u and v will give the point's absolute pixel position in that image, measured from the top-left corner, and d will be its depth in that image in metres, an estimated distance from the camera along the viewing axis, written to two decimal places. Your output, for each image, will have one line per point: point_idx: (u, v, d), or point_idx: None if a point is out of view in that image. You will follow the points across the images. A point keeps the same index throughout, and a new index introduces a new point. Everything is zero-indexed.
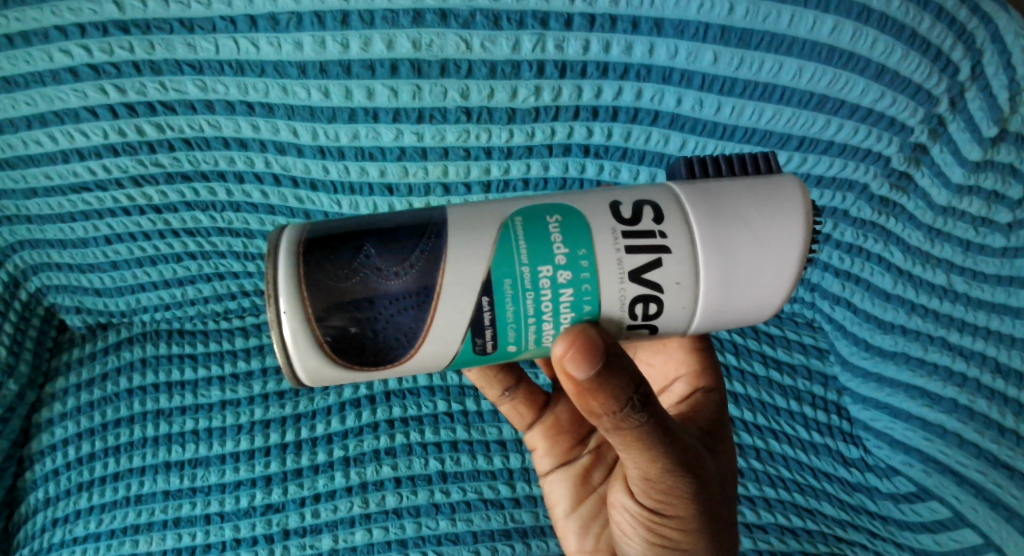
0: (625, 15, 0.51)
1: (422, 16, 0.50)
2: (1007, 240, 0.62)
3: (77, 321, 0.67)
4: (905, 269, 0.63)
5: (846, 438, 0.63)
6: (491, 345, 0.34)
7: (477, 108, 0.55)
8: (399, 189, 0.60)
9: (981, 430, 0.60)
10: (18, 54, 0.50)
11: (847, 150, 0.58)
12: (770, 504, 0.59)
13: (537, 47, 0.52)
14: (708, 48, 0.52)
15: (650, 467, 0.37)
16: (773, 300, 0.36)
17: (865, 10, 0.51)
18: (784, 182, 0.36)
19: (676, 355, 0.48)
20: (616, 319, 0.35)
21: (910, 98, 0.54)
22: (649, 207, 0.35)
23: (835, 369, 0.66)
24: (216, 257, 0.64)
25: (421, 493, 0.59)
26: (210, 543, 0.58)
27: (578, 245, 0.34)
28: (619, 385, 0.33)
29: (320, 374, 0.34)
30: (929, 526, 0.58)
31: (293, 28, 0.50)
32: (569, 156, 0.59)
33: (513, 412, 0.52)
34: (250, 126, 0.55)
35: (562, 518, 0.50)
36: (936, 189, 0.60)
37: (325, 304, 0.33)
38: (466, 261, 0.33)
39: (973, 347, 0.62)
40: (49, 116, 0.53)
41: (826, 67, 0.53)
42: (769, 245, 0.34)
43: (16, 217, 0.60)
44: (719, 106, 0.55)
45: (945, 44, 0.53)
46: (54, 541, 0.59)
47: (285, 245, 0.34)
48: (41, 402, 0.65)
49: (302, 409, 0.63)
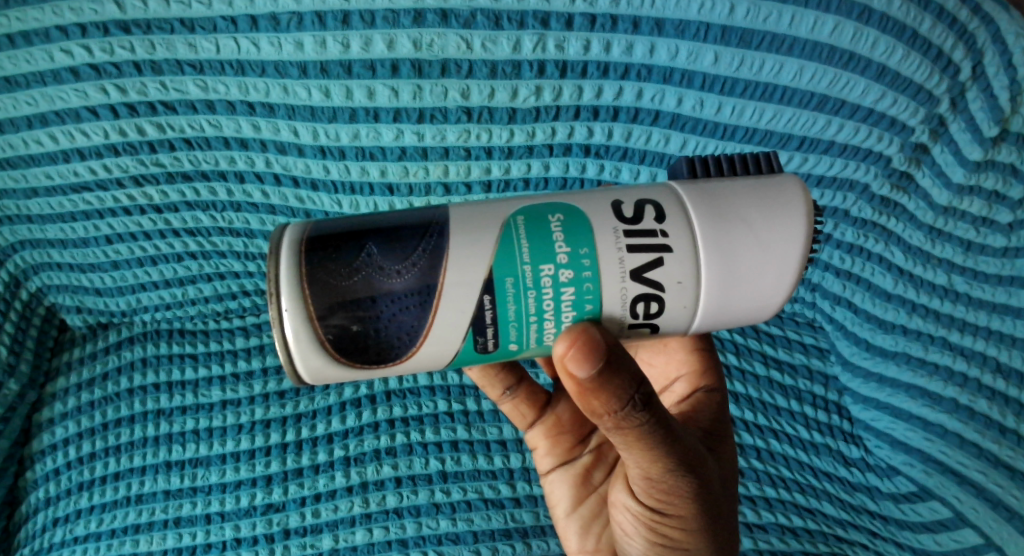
0: (625, 15, 0.51)
1: (423, 16, 0.50)
2: (1007, 241, 0.62)
3: (77, 321, 0.67)
4: (905, 270, 0.63)
5: (846, 438, 0.63)
6: (492, 344, 0.34)
7: (478, 108, 0.55)
8: (400, 189, 0.60)
9: (981, 431, 0.60)
10: (19, 54, 0.50)
11: (848, 150, 0.58)
12: (771, 504, 0.59)
13: (538, 47, 0.52)
14: (708, 48, 0.52)
15: (651, 467, 0.37)
16: (773, 300, 0.36)
17: (866, 10, 0.51)
18: (785, 182, 0.36)
19: (677, 355, 0.48)
20: (617, 319, 0.35)
21: (911, 98, 0.54)
22: (651, 206, 0.35)
23: (835, 369, 0.66)
24: (217, 257, 0.64)
25: (422, 493, 0.59)
26: (211, 543, 0.58)
27: (580, 244, 0.34)
28: (621, 385, 0.33)
29: (322, 373, 0.34)
30: (929, 526, 0.58)
31: (294, 27, 0.50)
32: (570, 156, 0.59)
33: (514, 411, 0.52)
34: (251, 126, 0.55)
35: (563, 518, 0.50)
36: (937, 189, 0.60)
37: (327, 303, 0.33)
38: (468, 260, 0.33)
39: (974, 347, 0.62)
40: (50, 116, 0.53)
41: (826, 67, 0.53)
42: (771, 245, 0.35)
43: (17, 217, 0.60)
44: (720, 106, 0.55)
45: (946, 44, 0.53)
46: (54, 541, 0.59)
47: (287, 243, 0.34)
48: (42, 401, 0.65)
49: (302, 409, 0.63)
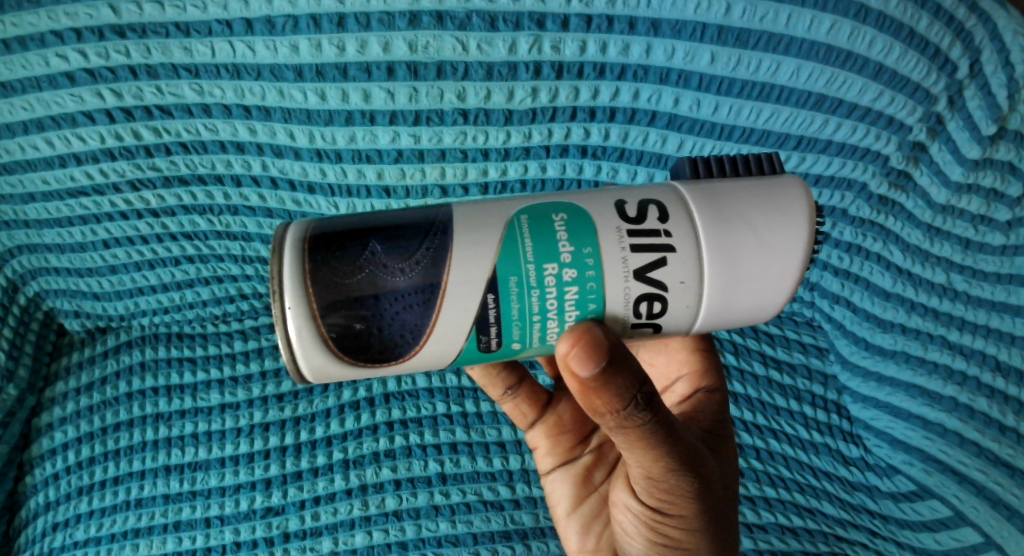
0: (621, 15, 0.51)
1: (419, 18, 0.50)
2: (1006, 239, 0.63)
3: (76, 325, 0.67)
4: (904, 268, 0.63)
5: (846, 438, 0.63)
6: (496, 343, 0.35)
7: (474, 110, 0.55)
8: (397, 191, 0.60)
9: (981, 429, 0.60)
10: (14, 59, 0.50)
11: (845, 150, 0.58)
12: (771, 504, 0.59)
13: (534, 48, 0.52)
14: (705, 48, 0.52)
15: (652, 466, 0.37)
16: (776, 301, 0.36)
17: (863, 8, 0.51)
18: (786, 183, 0.36)
19: (678, 356, 0.48)
20: (620, 318, 0.35)
21: (908, 96, 0.55)
22: (654, 206, 0.35)
23: (835, 368, 0.66)
24: (215, 260, 0.64)
25: (421, 495, 0.58)
26: (210, 547, 0.58)
27: (584, 244, 0.34)
28: (623, 384, 0.33)
29: (324, 371, 0.34)
30: (929, 525, 0.59)
31: (289, 30, 0.50)
32: (567, 157, 0.59)
33: (515, 411, 0.53)
34: (248, 128, 0.55)
35: (564, 517, 0.50)
36: (936, 187, 0.61)
37: (330, 301, 0.33)
38: (472, 260, 0.33)
39: (973, 346, 0.62)
40: (46, 120, 0.53)
41: (824, 66, 0.53)
42: (773, 245, 0.35)
43: (14, 222, 0.59)
44: (717, 106, 0.55)
45: (943, 43, 0.53)
46: (54, 545, 0.59)
47: (290, 241, 0.34)
48: (41, 406, 0.65)
49: (302, 411, 0.63)
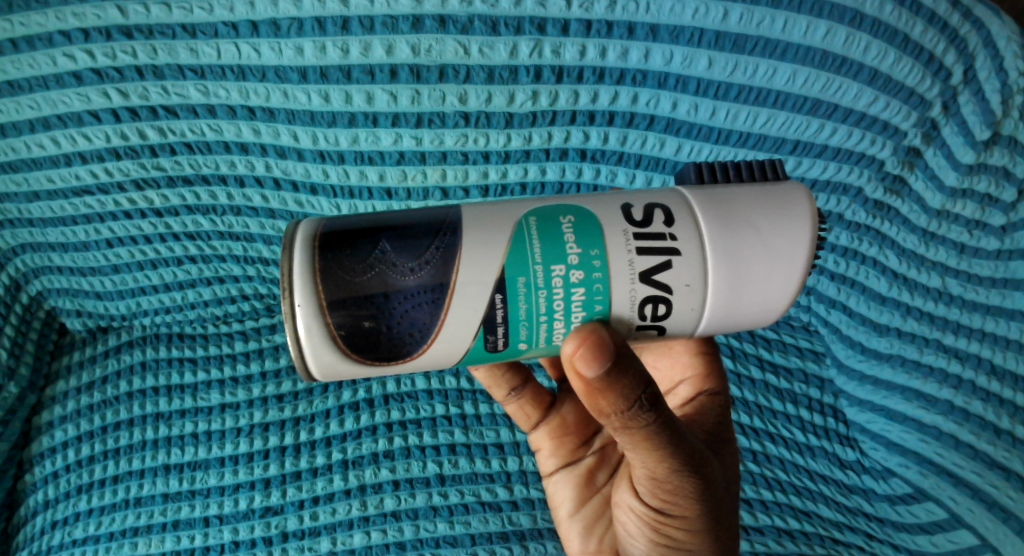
0: (620, 21, 0.51)
1: (421, 21, 0.51)
2: (1001, 243, 0.63)
3: (78, 325, 0.67)
4: (900, 273, 0.64)
5: (843, 441, 0.64)
6: (502, 342, 0.35)
7: (476, 113, 0.55)
8: (398, 193, 0.60)
9: (976, 432, 0.60)
10: (22, 59, 0.50)
11: (841, 154, 0.59)
12: (767, 506, 0.59)
13: (534, 52, 0.52)
14: (702, 53, 0.53)
15: (657, 467, 0.37)
16: (778, 305, 0.36)
17: (859, 15, 0.52)
18: (790, 190, 0.37)
19: (681, 359, 0.48)
20: (625, 320, 0.35)
21: (903, 102, 0.56)
22: (660, 210, 0.36)
23: (830, 372, 0.67)
24: (217, 261, 0.64)
25: (420, 496, 0.59)
26: (208, 546, 0.58)
27: (591, 246, 0.34)
28: (628, 384, 0.34)
29: (333, 369, 0.35)
30: (926, 528, 0.59)
31: (294, 33, 0.50)
32: (566, 160, 0.59)
33: (519, 412, 0.53)
34: (252, 130, 0.55)
35: (567, 519, 0.50)
36: (931, 192, 0.61)
37: (339, 298, 0.33)
38: (480, 262, 0.34)
39: (968, 349, 0.63)
40: (53, 119, 0.53)
41: (819, 71, 0.54)
42: (777, 251, 0.35)
43: (17, 220, 0.59)
44: (714, 111, 0.56)
45: (938, 49, 0.54)
46: (53, 543, 0.59)
47: (301, 238, 0.34)
48: (41, 404, 0.65)
49: (302, 412, 0.63)
